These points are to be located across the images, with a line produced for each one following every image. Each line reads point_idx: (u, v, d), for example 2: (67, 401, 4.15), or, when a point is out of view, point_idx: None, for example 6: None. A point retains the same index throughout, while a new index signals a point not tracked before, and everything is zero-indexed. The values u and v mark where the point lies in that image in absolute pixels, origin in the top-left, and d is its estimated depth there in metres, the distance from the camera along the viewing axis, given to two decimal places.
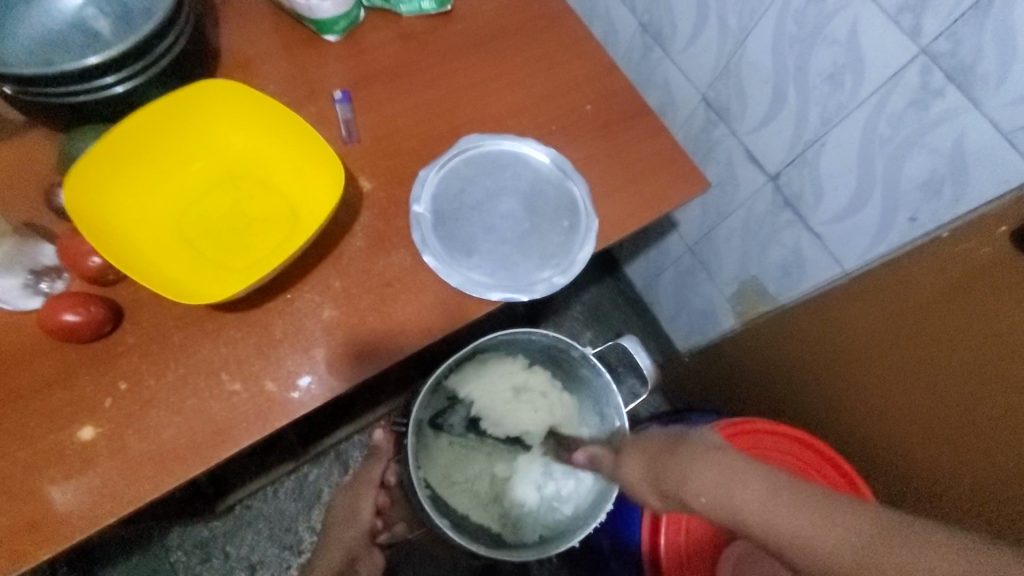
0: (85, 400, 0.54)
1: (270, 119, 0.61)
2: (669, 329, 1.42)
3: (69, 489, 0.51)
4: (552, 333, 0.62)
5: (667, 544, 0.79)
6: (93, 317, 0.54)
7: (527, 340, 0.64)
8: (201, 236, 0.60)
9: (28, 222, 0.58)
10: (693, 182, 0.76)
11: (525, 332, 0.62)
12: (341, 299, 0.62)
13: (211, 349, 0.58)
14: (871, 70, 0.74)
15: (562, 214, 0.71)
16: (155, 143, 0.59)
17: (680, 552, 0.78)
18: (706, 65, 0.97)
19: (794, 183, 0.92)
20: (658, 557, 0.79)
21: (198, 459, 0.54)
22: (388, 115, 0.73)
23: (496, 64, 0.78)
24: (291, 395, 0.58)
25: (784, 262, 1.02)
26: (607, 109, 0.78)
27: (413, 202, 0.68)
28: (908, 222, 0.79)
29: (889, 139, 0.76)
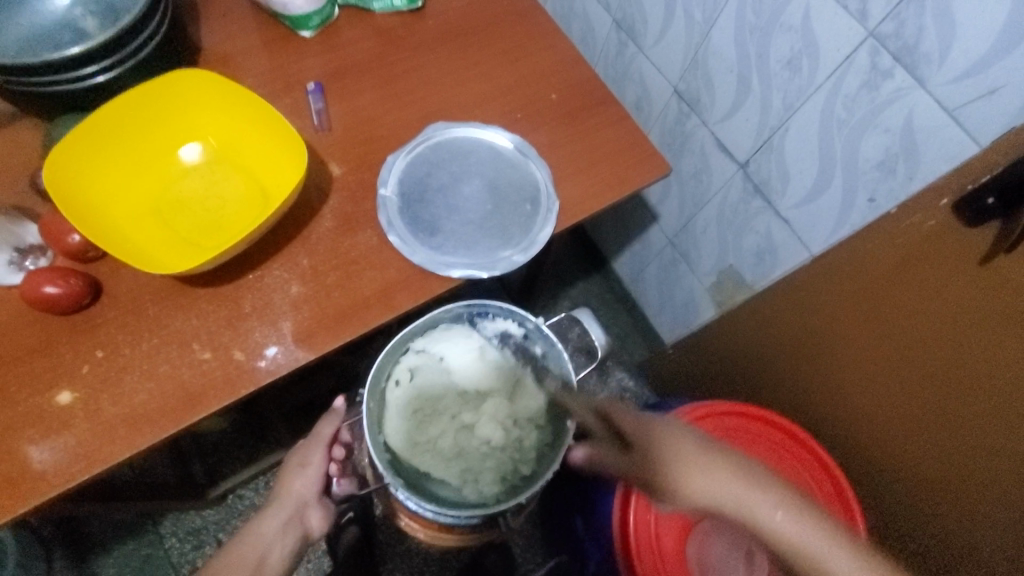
0: (64, 367, 0.58)
1: (242, 107, 0.66)
2: (656, 322, 1.44)
3: (47, 449, 0.55)
4: (507, 305, 0.68)
5: (639, 522, 0.80)
6: (72, 289, 0.58)
7: (484, 313, 0.69)
8: (176, 215, 0.64)
9: (15, 205, 0.63)
10: (654, 166, 0.78)
11: (480, 304, 0.68)
12: (309, 275, 0.65)
13: (183, 320, 0.61)
14: (825, 54, 0.76)
15: (524, 196, 0.74)
16: (132, 126, 0.63)
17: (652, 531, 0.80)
18: (676, 58, 0.99)
19: (762, 170, 0.94)
20: (629, 534, 0.80)
21: (167, 423, 0.57)
22: (359, 105, 0.76)
23: (465, 57, 0.82)
24: (258, 364, 0.61)
25: (758, 248, 1.04)
26: (571, 98, 0.81)
27: (381, 186, 0.71)
28: (867, 204, 0.81)
29: (846, 121, 0.78)
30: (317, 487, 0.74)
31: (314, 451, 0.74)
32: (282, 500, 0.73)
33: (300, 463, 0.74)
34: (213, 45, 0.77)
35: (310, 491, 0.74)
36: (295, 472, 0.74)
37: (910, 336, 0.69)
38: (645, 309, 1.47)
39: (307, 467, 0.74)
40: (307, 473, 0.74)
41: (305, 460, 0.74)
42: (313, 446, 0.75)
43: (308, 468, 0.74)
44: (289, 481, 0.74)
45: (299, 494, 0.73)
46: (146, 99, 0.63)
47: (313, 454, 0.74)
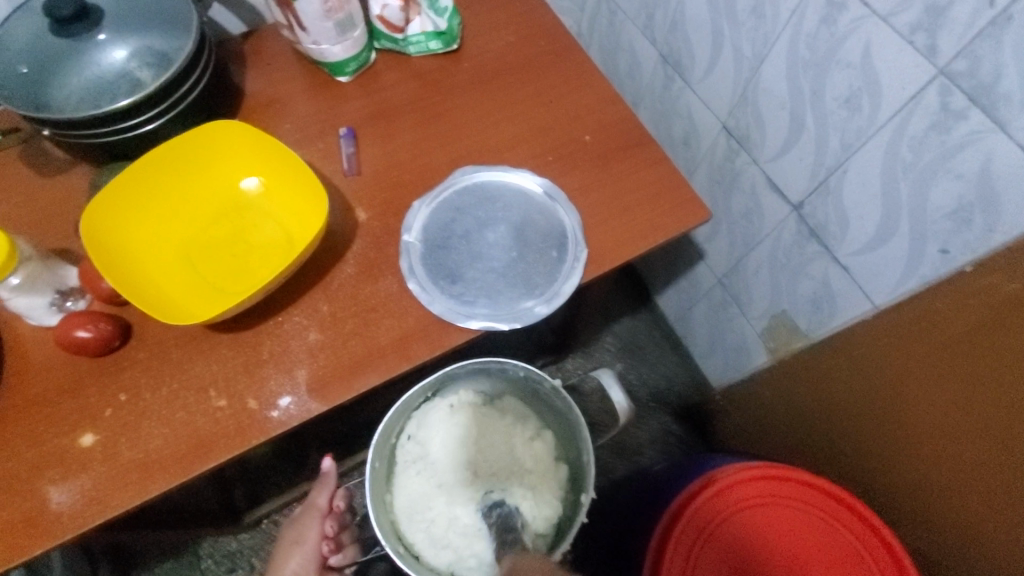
0: (90, 408, 0.59)
1: (270, 156, 0.67)
2: (704, 365, 1.36)
3: (65, 490, 0.56)
4: (523, 364, 0.63)
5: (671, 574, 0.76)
6: (102, 333, 0.60)
7: (502, 370, 0.65)
8: (203, 260, 0.65)
9: (62, 249, 0.66)
10: (692, 211, 0.73)
11: (497, 362, 0.64)
12: (327, 323, 0.65)
13: (203, 366, 0.62)
14: (887, 93, 0.69)
15: (550, 243, 0.71)
16: (165, 180, 0.66)
17: None
18: (724, 93, 0.94)
19: (818, 214, 0.87)
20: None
21: (178, 470, 0.57)
22: (391, 149, 0.76)
23: (499, 98, 0.80)
24: (271, 414, 0.60)
25: (814, 296, 0.95)
26: (607, 140, 0.78)
27: (404, 232, 0.70)
28: (939, 256, 0.72)
29: (913, 165, 0.70)
30: (313, 565, 0.72)
31: (308, 525, 0.73)
32: None
33: (295, 540, 0.73)
34: (255, 92, 0.80)
35: (307, 571, 0.71)
36: (289, 551, 0.72)
37: (982, 411, 0.61)
38: (693, 350, 1.39)
39: (303, 543, 0.73)
40: (302, 551, 0.72)
41: (301, 536, 0.73)
42: (307, 518, 0.74)
43: (302, 543, 0.73)
44: (282, 562, 0.71)
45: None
46: (178, 151, 0.65)
47: (308, 528, 0.73)
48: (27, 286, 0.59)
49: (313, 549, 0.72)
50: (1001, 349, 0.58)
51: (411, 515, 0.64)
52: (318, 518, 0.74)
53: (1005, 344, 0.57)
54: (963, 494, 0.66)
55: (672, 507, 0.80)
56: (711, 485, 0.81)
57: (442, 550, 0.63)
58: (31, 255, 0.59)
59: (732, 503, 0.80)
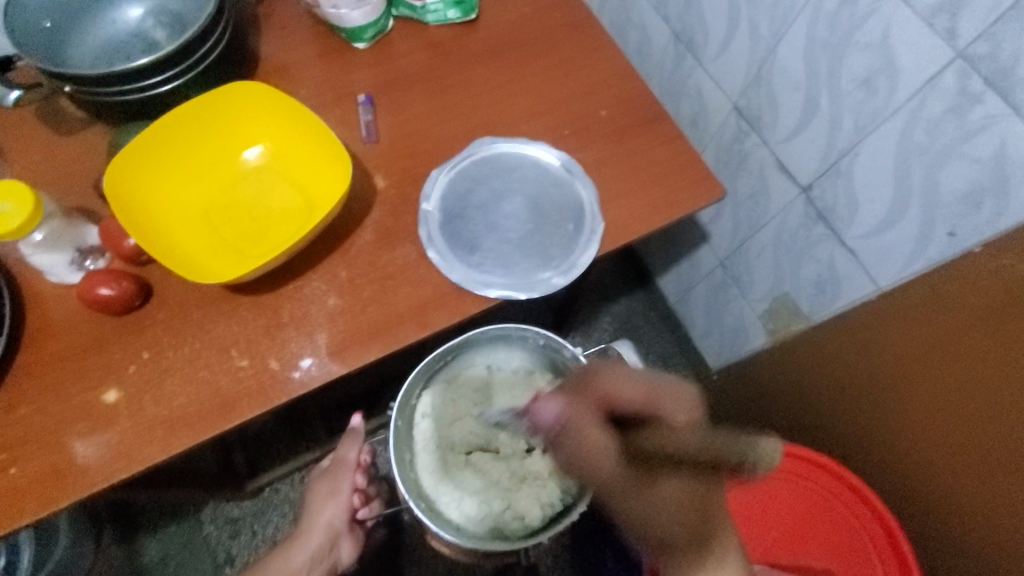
0: (112, 365, 0.60)
1: (292, 119, 0.67)
2: (702, 345, 1.38)
3: (91, 445, 0.57)
4: (545, 333, 0.68)
5: None
6: (124, 292, 0.60)
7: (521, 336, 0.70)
8: (224, 223, 0.66)
9: (80, 208, 0.66)
10: (707, 188, 0.74)
11: (520, 329, 0.69)
12: (346, 288, 0.66)
13: (224, 327, 0.63)
14: (905, 75, 0.70)
15: (567, 216, 0.72)
16: (191, 140, 0.66)
17: None
18: (738, 73, 0.94)
19: (827, 195, 0.88)
20: None
21: (202, 427, 0.58)
22: (407, 118, 0.76)
23: (515, 70, 0.80)
24: (292, 375, 0.61)
25: (818, 278, 0.97)
26: (623, 115, 0.78)
27: (422, 201, 0.71)
28: (946, 238, 0.74)
29: (927, 148, 0.72)
30: (346, 515, 0.75)
31: (342, 478, 0.75)
32: (311, 530, 0.73)
33: (330, 491, 0.75)
34: (270, 56, 0.79)
35: (340, 521, 0.75)
36: (325, 500, 0.74)
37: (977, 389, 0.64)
38: (691, 331, 1.41)
39: (338, 494, 0.75)
40: (336, 502, 0.75)
41: (334, 488, 0.75)
42: (340, 472, 0.75)
43: (337, 495, 0.75)
44: (319, 510, 0.74)
45: (329, 525, 0.74)
46: (198, 112, 0.65)
47: (341, 480, 0.75)
48: (47, 243, 0.59)
49: (346, 501, 0.75)
50: (1006, 333, 0.60)
51: (436, 485, 0.67)
52: (349, 472, 0.75)
53: (1010, 328, 0.59)
54: (957, 470, 0.68)
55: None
56: None
57: (472, 519, 0.66)
58: (54, 212, 0.59)
59: (730, 478, 0.83)
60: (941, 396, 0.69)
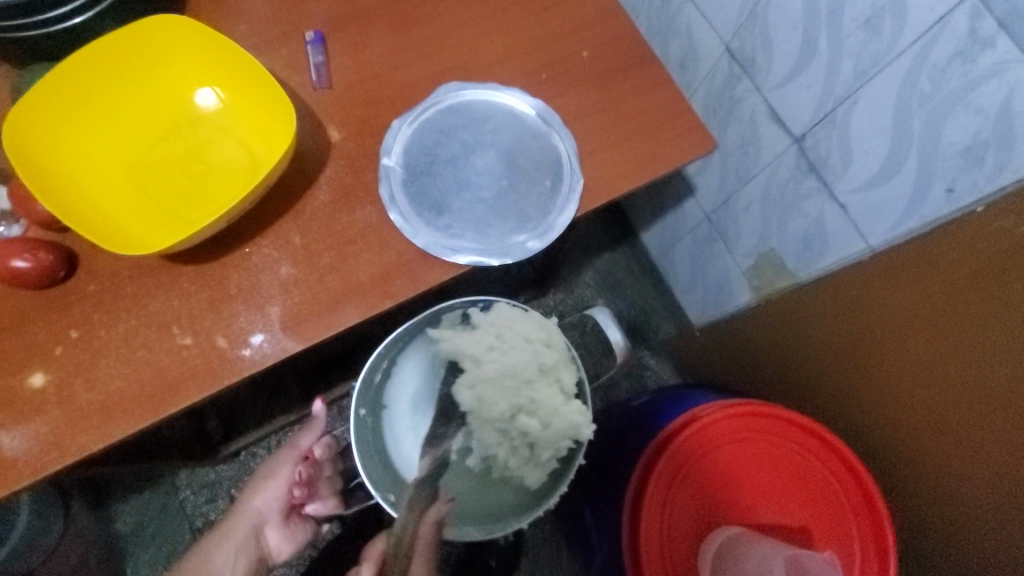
0: (37, 346, 0.54)
1: (225, 58, 0.58)
2: (683, 300, 1.36)
3: (19, 435, 0.52)
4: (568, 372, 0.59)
5: (650, 501, 0.78)
6: (43, 263, 0.53)
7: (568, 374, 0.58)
8: (154, 184, 0.58)
9: None
10: (696, 139, 0.68)
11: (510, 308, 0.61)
12: (300, 255, 0.59)
13: (163, 301, 0.56)
14: (913, 13, 0.63)
15: (544, 172, 0.66)
16: (106, 85, 0.57)
17: (663, 510, 0.78)
18: (731, 12, 0.87)
19: (820, 146, 0.83)
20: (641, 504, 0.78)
21: (143, 412, 0.53)
22: (366, 59, 0.68)
23: (487, 4, 0.71)
24: (243, 352, 0.56)
25: (806, 234, 0.93)
26: (606, 57, 0.71)
27: (383, 154, 0.63)
28: (944, 195, 0.69)
29: (930, 97, 0.66)
30: (277, 502, 0.67)
31: (282, 463, 0.68)
32: (235, 517, 0.66)
33: (265, 476, 0.68)
34: None
35: (270, 507, 0.67)
36: (257, 485, 0.67)
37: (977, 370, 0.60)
38: (674, 286, 1.39)
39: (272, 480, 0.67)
40: (271, 486, 0.67)
41: (271, 472, 0.68)
42: (284, 456, 0.68)
43: (273, 480, 0.67)
44: (248, 497, 0.67)
45: (257, 512, 0.66)
46: (111, 53, 0.55)
47: (280, 466, 0.68)
48: None
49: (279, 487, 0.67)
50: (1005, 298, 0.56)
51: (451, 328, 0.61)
52: (292, 459, 0.68)
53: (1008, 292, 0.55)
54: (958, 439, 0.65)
55: (658, 439, 0.80)
56: (692, 421, 0.80)
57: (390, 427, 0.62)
58: None
59: (706, 442, 0.80)
60: (930, 359, 0.66)
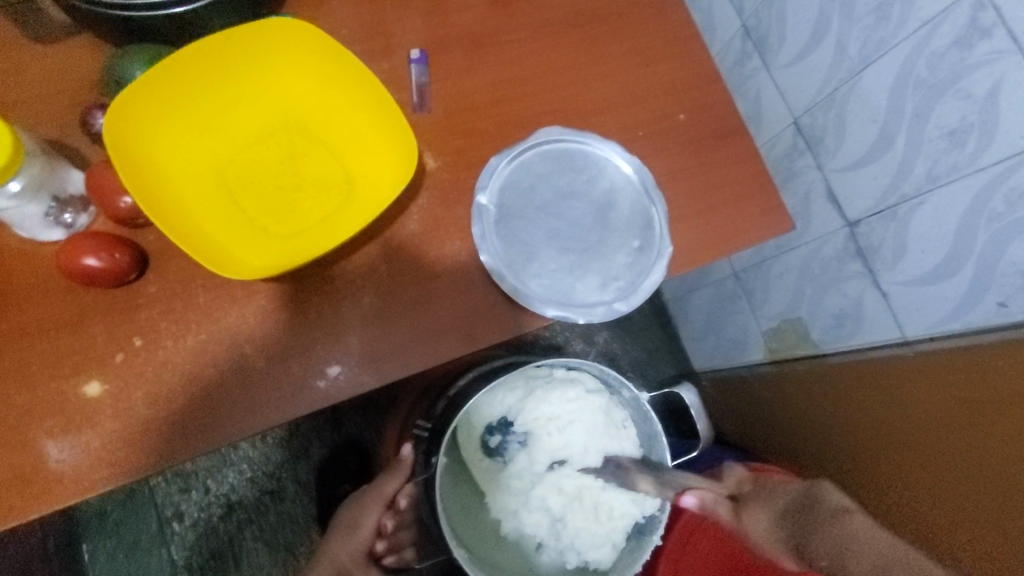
0: (95, 350, 0.49)
1: (339, 71, 0.54)
2: (692, 347, 1.39)
3: (67, 447, 0.47)
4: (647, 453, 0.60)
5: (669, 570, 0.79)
6: (116, 265, 0.49)
7: None
8: (246, 192, 0.54)
9: (58, 142, 0.52)
10: (778, 221, 0.69)
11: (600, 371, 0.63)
12: (386, 286, 0.57)
13: (237, 318, 0.53)
14: (1002, 137, 0.66)
15: (633, 233, 0.65)
16: (210, 81, 0.53)
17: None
18: (807, 90, 0.89)
19: (873, 235, 0.86)
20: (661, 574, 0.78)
21: (209, 436, 0.50)
22: (466, 87, 0.65)
23: (591, 49, 0.70)
24: (317, 383, 0.53)
25: (839, 312, 0.95)
26: (701, 123, 0.71)
27: (477, 191, 0.61)
28: (995, 307, 0.73)
29: (1001, 216, 0.69)
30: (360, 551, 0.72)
31: (366, 512, 0.73)
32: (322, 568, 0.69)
33: (349, 525, 0.72)
34: None
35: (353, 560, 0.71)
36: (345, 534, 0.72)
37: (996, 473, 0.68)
38: (684, 331, 1.41)
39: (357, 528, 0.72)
40: (354, 536, 0.72)
41: (355, 521, 0.73)
42: (370, 503, 0.73)
43: (358, 530, 0.72)
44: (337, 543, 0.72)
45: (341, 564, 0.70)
46: (222, 49, 0.51)
47: (365, 514, 0.73)
48: (27, 193, 0.46)
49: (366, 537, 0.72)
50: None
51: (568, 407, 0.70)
52: (377, 507, 0.73)
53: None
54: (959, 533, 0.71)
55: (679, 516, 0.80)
56: None
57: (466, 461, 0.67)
58: (33, 153, 0.46)
59: None
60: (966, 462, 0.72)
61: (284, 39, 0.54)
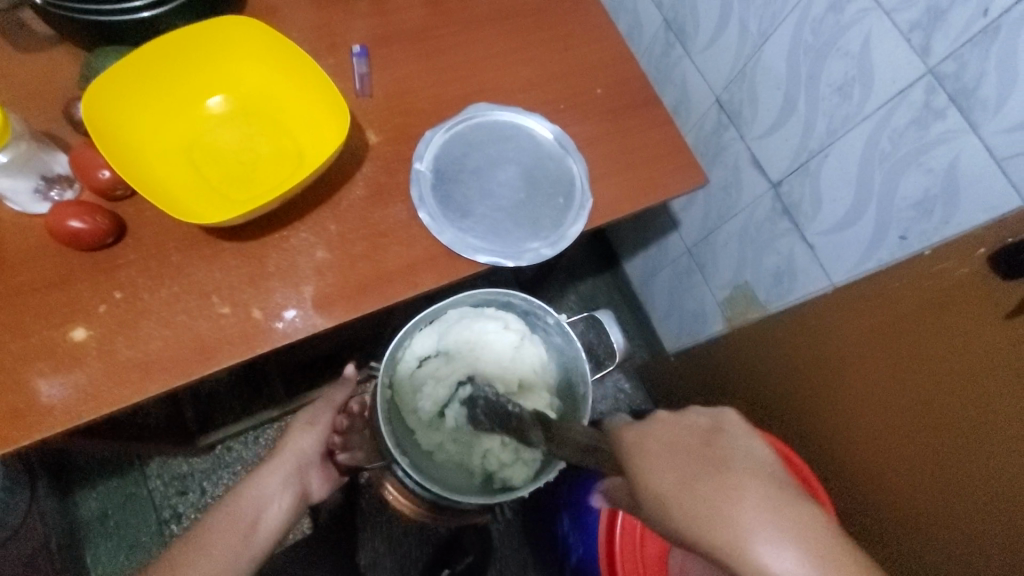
0: (81, 302, 0.57)
1: (285, 60, 0.64)
2: (660, 328, 1.45)
3: (56, 384, 0.54)
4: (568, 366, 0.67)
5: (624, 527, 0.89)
6: (98, 227, 0.57)
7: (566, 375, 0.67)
8: (209, 166, 0.63)
9: (48, 133, 0.61)
10: (692, 174, 0.77)
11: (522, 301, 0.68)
12: (336, 242, 0.65)
13: (205, 272, 0.60)
14: (879, 84, 0.75)
15: (558, 190, 0.73)
16: (175, 73, 0.62)
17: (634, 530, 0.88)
18: (723, 68, 0.98)
19: (794, 193, 0.93)
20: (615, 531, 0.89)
21: (181, 372, 0.57)
22: (404, 75, 0.75)
23: (516, 39, 0.80)
24: (276, 325, 0.60)
25: (777, 270, 1.03)
26: (617, 95, 0.80)
27: (415, 160, 0.70)
28: (898, 241, 0.80)
29: (889, 156, 0.77)
30: (319, 448, 0.73)
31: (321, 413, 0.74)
32: (282, 455, 0.70)
33: (307, 422, 0.73)
34: None
35: (312, 452, 0.72)
36: (301, 430, 0.72)
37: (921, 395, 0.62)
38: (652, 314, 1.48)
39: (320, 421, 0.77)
40: (311, 434, 0.72)
41: (312, 420, 0.73)
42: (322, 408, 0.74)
43: (315, 427, 0.73)
44: (293, 438, 0.71)
45: (303, 451, 0.71)
46: (184, 43, 0.61)
47: (320, 413, 0.73)
48: (13, 167, 0.55)
49: (322, 432, 0.73)
50: (979, 395, 0.55)
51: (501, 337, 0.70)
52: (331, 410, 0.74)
53: (984, 392, 0.55)
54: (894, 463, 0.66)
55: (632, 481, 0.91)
56: None
57: (404, 392, 0.68)
58: (23, 134, 0.55)
59: None
60: (887, 420, 0.67)
61: (237, 36, 0.64)
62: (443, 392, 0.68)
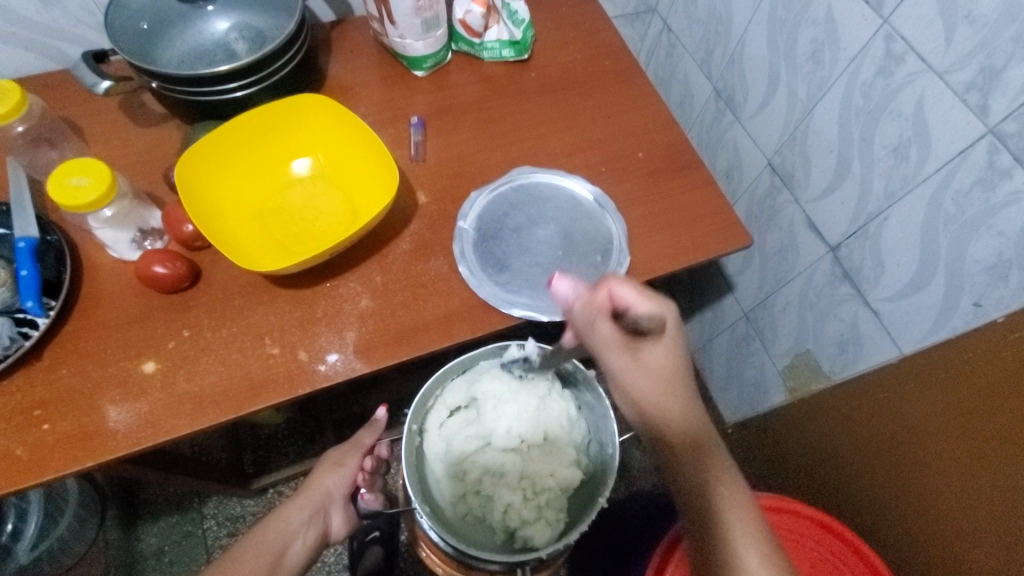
0: (155, 338, 0.64)
1: (349, 131, 0.72)
2: (719, 398, 1.38)
3: (123, 411, 0.60)
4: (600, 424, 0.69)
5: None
6: (177, 272, 0.64)
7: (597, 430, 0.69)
8: (275, 222, 0.71)
9: (149, 192, 0.71)
10: (734, 235, 0.76)
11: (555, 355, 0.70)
12: (379, 292, 0.69)
13: (261, 315, 0.66)
14: (936, 146, 0.72)
15: (595, 248, 0.75)
16: (255, 143, 0.72)
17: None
18: (774, 132, 0.98)
19: (854, 256, 0.89)
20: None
21: (228, 406, 0.61)
22: (455, 142, 0.81)
23: (561, 108, 0.85)
24: (318, 367, 0.64)
25: (841, 338, 0.96)
26: (659, 159, 0.82)
27: (459, 218, 0.74)
28: (972, 308, 0.74)
29: (954, 218, 0.73)
30: (346, 489, 0.75)
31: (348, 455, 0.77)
32: (308, 494, 0.72)
33: (336, 463, 0.76)
34: (337, 76, 0.85)
35: (339, 492, 0.74)
36: (329, 471, 0.75)
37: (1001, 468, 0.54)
38: (709, 382, 1.41)
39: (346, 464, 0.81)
40: (339, 474, 0.75)
41: (341, 461, 0.76)
42: (349, 450, 0.78)
43: (343, 468, 0.76)
44: (321, 478, 0.74)
45: (327, 492, 0.73)
46: (265, 118, 0.71)
47: (349, 456, 0.77)
48: (114, 220, 0.64)
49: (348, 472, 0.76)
50: None
51: (527, 392, 0.71)
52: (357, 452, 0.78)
53: None
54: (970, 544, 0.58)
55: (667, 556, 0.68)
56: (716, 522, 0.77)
57: (430, 440, 0.70)
58: (125, 192, 0.64)
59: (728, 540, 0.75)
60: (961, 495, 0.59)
61: (310, 111, 0.73)
62: (472, 443, 0.70)
